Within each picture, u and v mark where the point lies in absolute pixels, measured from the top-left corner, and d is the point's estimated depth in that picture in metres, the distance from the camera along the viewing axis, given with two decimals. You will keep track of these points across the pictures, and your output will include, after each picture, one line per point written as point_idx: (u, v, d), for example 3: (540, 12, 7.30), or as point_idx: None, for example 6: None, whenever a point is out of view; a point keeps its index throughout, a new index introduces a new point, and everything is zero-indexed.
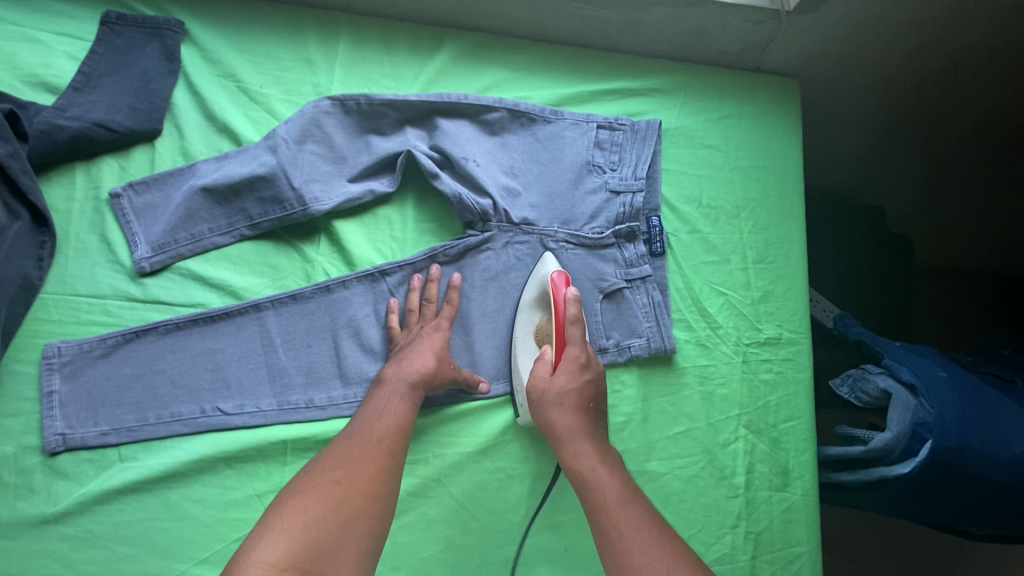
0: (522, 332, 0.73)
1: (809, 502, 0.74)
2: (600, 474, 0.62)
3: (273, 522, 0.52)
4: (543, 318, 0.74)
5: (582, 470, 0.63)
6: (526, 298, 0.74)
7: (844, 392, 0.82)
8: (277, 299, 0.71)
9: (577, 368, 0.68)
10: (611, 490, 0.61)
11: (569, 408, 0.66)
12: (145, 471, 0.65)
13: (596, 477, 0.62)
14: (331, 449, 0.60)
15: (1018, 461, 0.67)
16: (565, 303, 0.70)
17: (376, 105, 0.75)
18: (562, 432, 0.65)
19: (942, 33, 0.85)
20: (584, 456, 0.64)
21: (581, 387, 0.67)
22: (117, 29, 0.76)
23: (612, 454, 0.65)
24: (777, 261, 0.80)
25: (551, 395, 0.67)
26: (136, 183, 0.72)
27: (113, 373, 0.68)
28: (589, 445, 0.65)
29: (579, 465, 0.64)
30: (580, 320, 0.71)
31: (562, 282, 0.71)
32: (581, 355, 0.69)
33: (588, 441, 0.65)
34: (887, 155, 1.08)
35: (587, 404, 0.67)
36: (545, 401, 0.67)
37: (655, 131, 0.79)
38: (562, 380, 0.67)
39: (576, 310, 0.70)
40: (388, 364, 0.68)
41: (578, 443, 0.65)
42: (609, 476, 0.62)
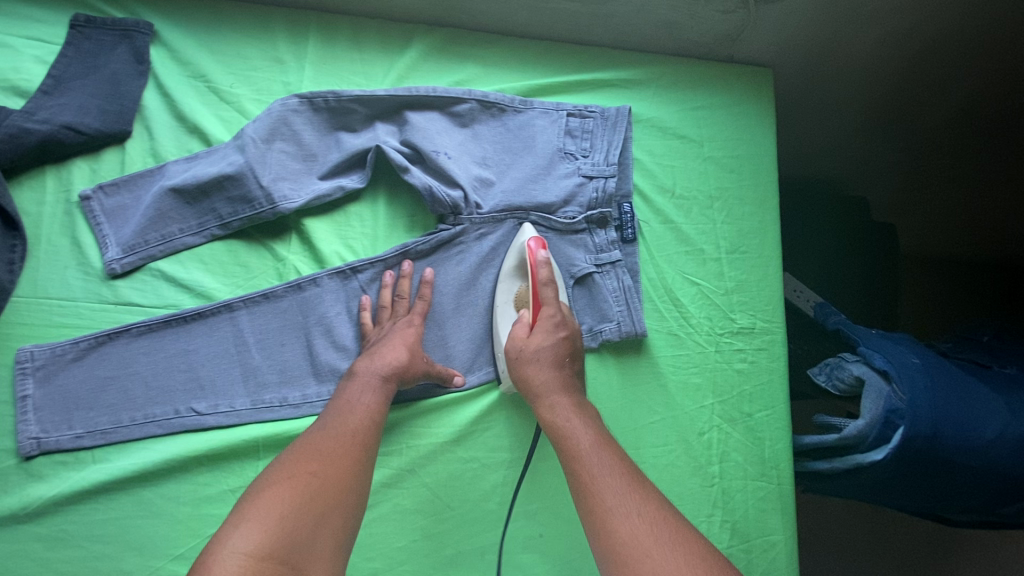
0: (503, 299, 0.74)
1: (784, 489, 0.74)
2: (574, 423, 0.63)
3: (246, 514, 0.51)
4: (522, 285, 0.74)
5: (557, 419, 0.63)
6: (505, 268, 0.74)
7: (820, 380, 0.82)
8: (249, 298, 0.71)
9: (553, 326, 0.68)
10: (585, 437, 0.61)
11: (546, 363, 0.66)
12: (118, 472, 0.66)
13: (571, 427, 0.62)
14: (304, 439, 0.59)
15: (989, 445, 0.67)
16: (536, 265, 0.69)
17: (345, 101, 0.75)
18: (538, 385, 0.65)
19: (915, 19, 0.85)
20: (559, 407, 0.64)
21: (557, 344, 0.68)
22: (86, 32, 0.76)
23: (587, 405, 0.65)
24: (751, 250, 0.80)
25: (528, 351, 0.67)
26: (105, 185, 0.72)
27: (86, 376, 0.68)
28: (564, 397, 0.65)
29: (554, 417, 0.64)
30: (553, 281, 0.70)
31: (535, 244, 0.71)
32: (557, 315, 0.69)
33: (564, 393, 0.65)
34: (867, 144, 1.08)
35: (563, 360, 0.67)
36: (521, 358, 0.67)
37: (625, 118, 0.79)
38: (539, 338, 0.67)
39: (548, 273, 0.70)
40: (359, 357, 0.68)
41: (554, 395, 0.65)
42: (584, 424, 0.63)
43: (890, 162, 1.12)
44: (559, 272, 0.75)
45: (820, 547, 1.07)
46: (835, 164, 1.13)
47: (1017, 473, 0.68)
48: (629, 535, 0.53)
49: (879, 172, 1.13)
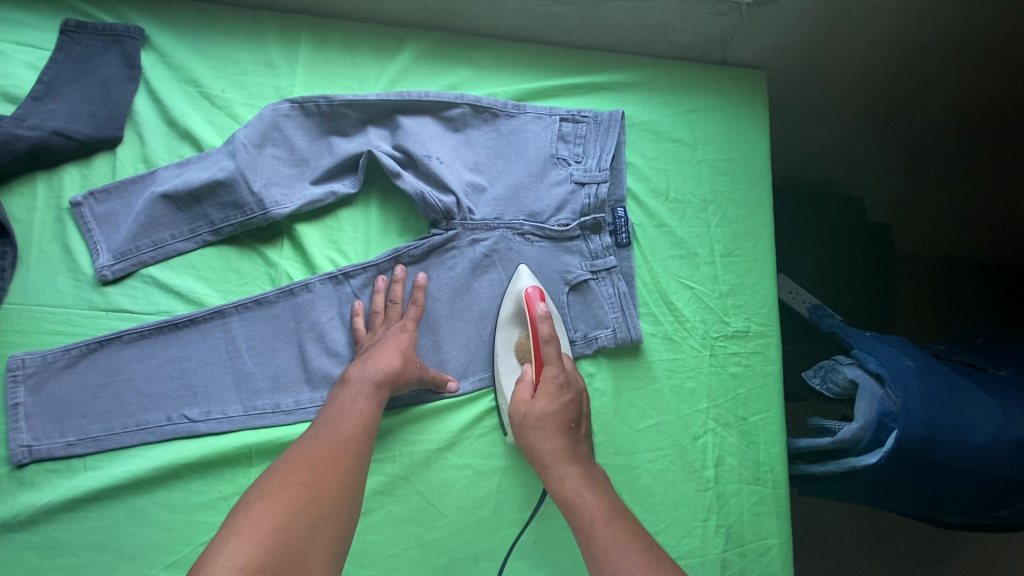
0: (503, 349, 0.73)
1: (778, 493, 0.74)
2: (586, 497, 0.63)
3: (239, 524, 0.51)
4: (522, 335, 0.74)
5: (568, 491, 0.64)
6: (505, 315, 0.74)
7: (815, 384, 0.83)
8: (241, 304, 0.71)
9: (557, 386, 0.69)
10: (597, 512, 0.61)
11: (552, 429, 0.66)
12: (109, 480, 0.65)
13: (583, 500, 0.63)
14: (297, 449, 0.59)
15: (984, 449, 0.67)
16: (536, 321, 0.70)
17: (336, 106, 0.74)
18: (547, 455, 0.66)
19: (909, 21, 0.85)
20: (569, 479, 0.64)
21: (562, 407, 0.68)
22: (76, 37, 0.75)
23: (596, 472, 0.66)
24: (745, 253, 0.80)
25: (533, 417, 0.67)
26: (96, 192, 0.72)
27: (77, 384, 0.67)
28: (573, 466, 0.65)
29: (564, 489, 0.64)
30: (555, 338, 0.71)
31: (534, 296, 0.72)
32: (560, 374, 0.69)
33: (573, 463, 0.65)
34: (861, 146, 1.08)
35: (568, 424, 0.67)
36: (526, 426, 0.67)
37: (618, 122, 0.79)
38: (542, 401, 0.68)
39: (549, 329, 0.70)
40: (353, 363, 0.68)
41: (564, 467, 0.65)
42: (595, 496, 0.63)
43: (885, 163, 1.11)
44: (553, 304, 0.75)
45: (814, 544, 1.08)
46: (829, 166, 1.13)
47: (1011, 475, 0.68)
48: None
49: (874, 173, 1.13)
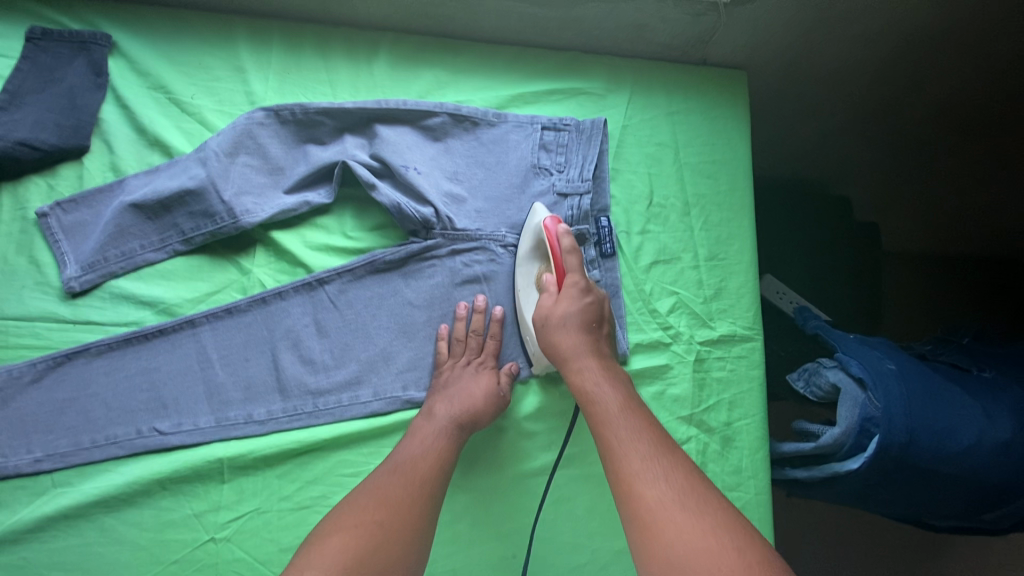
0: (524, 283, 0.72)
1: (762, 500, 0.73)
2: (603, 387, 0.62)
3: (311, 558, 0.51)
4: (542, 267, 0.72)
5: (586, 385, 0.63)
6: (523, 252, 0.72)
7: (800, 387, 0.81)
8: (211, 313, 0.69)
9: (579, 292, 0.67)
10: (613, 402, 0.61)
11: (573, 326, 0.65)
12: (79, 497, 0.64)
13: (600, 391, 0.62)
14: (367, 483, 0.60)
15: (966, 453, 0.66)
16: (557, 237, 0.68)
17: (312, 113, 0.73)
18: (566, 349, 0.65)
19: (888, 19, 0.83)
20: (588, 371, 0.64)
21: (584, 308, 0.66)
22: (42, 44, 0.74)
23: (615, 369, 0.65)
24: (729, 257, 0.79)
25: (554, 318, 0.66)
26: (63, 202, 0.70)
27: (45, 399, 0.66)
28: (591, 360, 0.65)
29: (583, 380, 0.63)
30: (576, 250, 0.69)
31: (552, 220, 0.69)
32: (581, 281, 0.67)
33: (592, 356, 0.65)
34: (845, 144, 1.08)
35: (589, 323, 0.66)
36: (547, 324, 0.66)
37: (600, 130, 0.77)
38: (563, 305, 0.66)
39: (570, 241, 0.69)
40: (433, 398, 0.68)
41: (583, 359, 0.65)
42: (611, 388, 0.62)
43: (871, 161, 1.11)
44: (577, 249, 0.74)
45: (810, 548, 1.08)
46: (814, 165, 1.12)
47: (996, 480, 0.67)
48: (656, 501, 0.51)
49: (860, 171, 1.13)
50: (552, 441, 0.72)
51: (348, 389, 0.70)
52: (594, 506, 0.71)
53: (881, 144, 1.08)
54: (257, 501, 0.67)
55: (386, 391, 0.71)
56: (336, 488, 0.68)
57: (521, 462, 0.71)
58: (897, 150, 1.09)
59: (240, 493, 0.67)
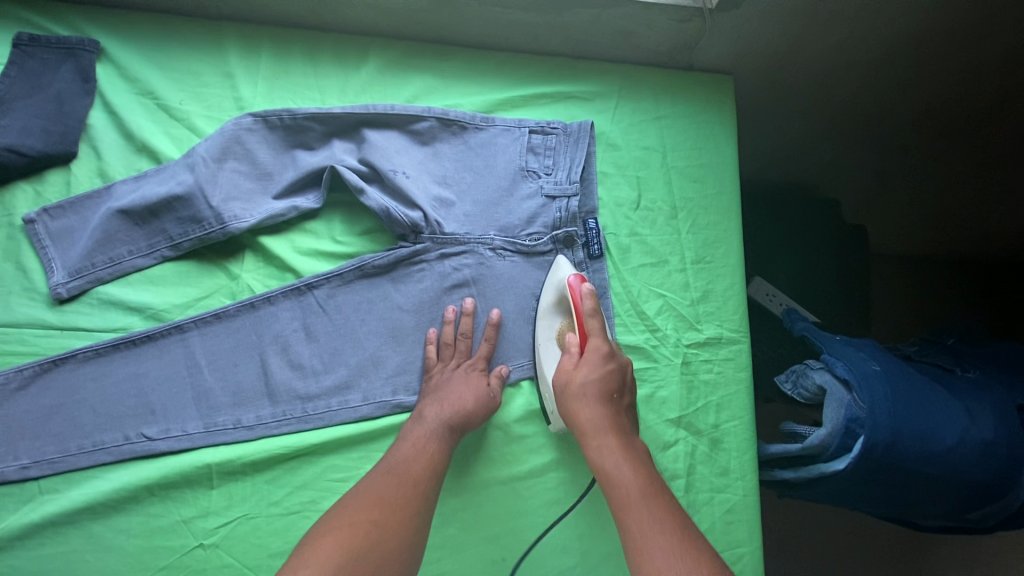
0: (545, 337, 0.72)
1: (750, 501, 0.74)
2: (622, 467, 0.62)
3: (306, 557, 0.51)
4: (563, 323, 0.73)
5: (606, 462, 0.63)
6: (545, 305, 0.73)
7: (787, 388, 0.82)
8: (200, 318, 0.69)
9: (600, 357, 0.67)
10: (633, 486, 0.60)
11: (592, 399, 0.65)
12: (66, 503, 0.64)
13: (619, 470, 0.62)
14: (364, 484, 0.60)
15: (950, 453, 0.67)
16: (581, 297, 0.69)
17: (300, 119, 0.73)
18: (585, 423, 0.65)
19: (869, 25, 0.83)
20: (607, 449, 0.63)
21: (604, 377, 0.66)
22: (29, 51, 0.74)
23: (636, 446, 0.65)
24: (716, 260, 0.79)
25: (573, 386, 0.66)
26: (49, 208, 0.70)
27: (31, 405, 0.65)
28: (611, 437, 0.64)
29: (602, 457, 0.63)
30: (599, 311, 0.70)
31: (577, 279, 0.70)
32: (604, 346, 0.68)
33: (612, 432, 0.64)
34: (831, 148, 1.09)
35: (609, 393, 0.66)
36: (567, 393, 0.66)
37: (587, 133, 0.78)
38: (584, 372, 0.66)
39: (593, 303, 0.69)
40: (424, 400, 0.68)
41: (601, 435, 0.64)
42: (631, 470, 0.61)
43: (858, 164, 1.12)
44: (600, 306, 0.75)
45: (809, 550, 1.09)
46: (802, 168, 1.14)
47: (979, 479, 0.68)
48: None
49: (847, 175, 1.15)
50: (541, 445, 0.72)
51: (338, 393, 0.70)
52: (583, 508, 0.71)
53: (868, 148, 1.09)
54: (246, 507, 0.67)
55: (376, 395, 0.71)
56: (325, 493, 0.68)
57: (511, 466, 0.71)
58: (882, 154, 1.10)
59: (228, 498, 0.67)
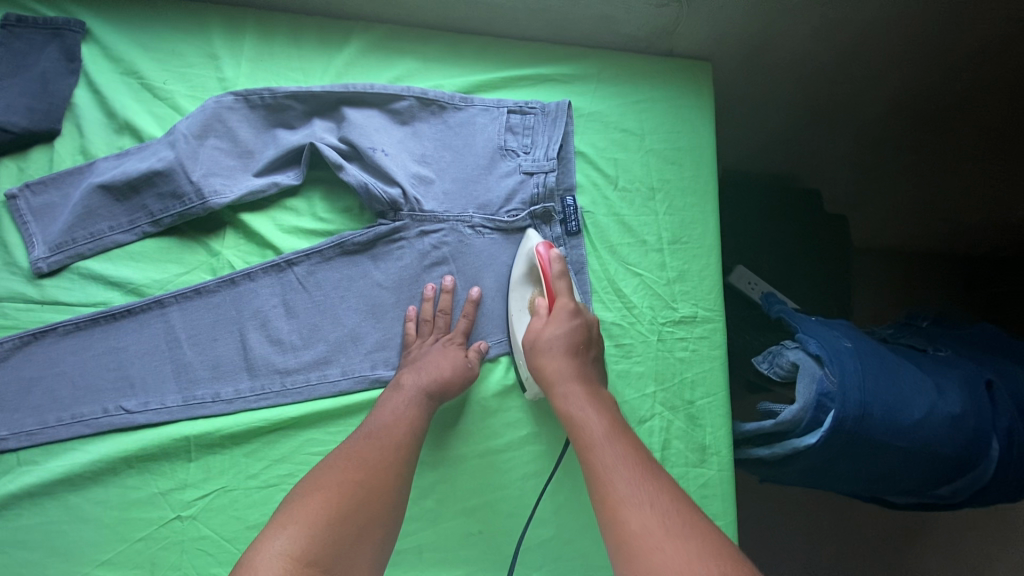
0: (517, 306, 0.73)
1: (725, 477, 0.75)
2: (587, 412, 0.62)
3: (293, 513, 0.52)
4: (535, 291, 0.74)
5: (571, 409, 0.63)
6: (517, 276, 0.74)
7: (763, 368, 0.83)
8: (180, 293, 0.70)
9: (567, 315, 0.68)
10: (599, 427, 0.60)
11: (559, 351, 0.66)
12: (44, 475, 0.64)
13: (584, 414, 0.62)
14: (347, 447, 0.61)
15: (918, 426, 0.68)
16: (549, 261, 0.70)
17: (281, 98, 0.75)
18: (552, 373, 0.65)
19: (845, 11, 0.84)
20: (572, 396, 0.64)
21: (570, 331, 0.67)
22: (16, 31, 0.74)
23: (602, 395, 0.65)
24: (692, 240, 0.80)
25: (541, 340, 0.67)
26: (31, 184, 0.71)
27: (10, 377, 0.66)
28: (577, 386, 0.64)
29: (567, 405, 0.63)
30: (567, 274, 0.71)
31: (545, 246, 0.71)
32: (570, 304, 0.69)
33: (578, 380, 0.65)
34: (811, 136, 1.11)
35: (576, 346, 0.67)
36: (535, 347, 0.68)
37: (564, 112, 0.79)
38: (551, 328, 0.67)
39: (562, 266, 0.70)
40: (401, 371, 0.69)
41: (568, 384, 0.64)
42: (597, 413, 0.62)
43: (837, 154, 1.14)
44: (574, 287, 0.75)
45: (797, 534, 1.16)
46: (782, 156, 1.16)
47: (947, 453, 0.69)
48: (640, 526, 0.49)
49: (827, 165, 1.17)
50: (517, 421, 0.73)
51: (316, 367, 0.71)
52: (558, 482, 0.72)
53: (847, 137, 1.11)
54: (224, 479, 0.67)
55: (354, 369, 0.72)
56: (303, 466, 0.69)
57: (487, 441, 0.72)
58: (862, 143, 1.12)
59: (206, 471, 0.67)
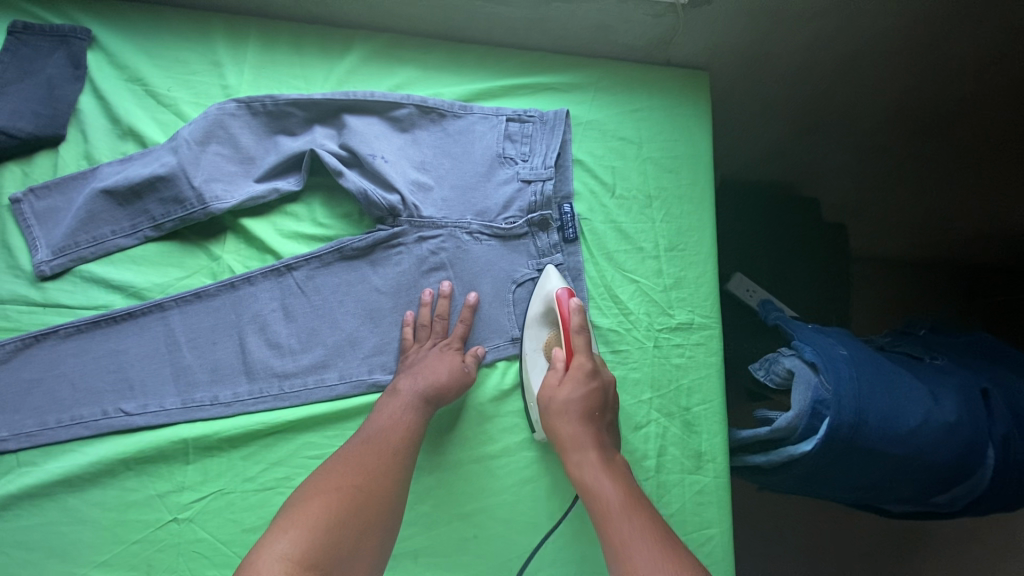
0: (531, 347, 0.74)
1: (721, 484, 0.75)
2: (603, 483, 0.62)
3: (294, 517, 0.53)
4: (551, 334, 0.74)
5: (586, 478, 0.63)
6: (533, 316, 0.75)
7: (760, 375, 0.84)
8: (180, 297, 0.71)
9: (584, 375, 0.68)
10: (615, 500, 0.60)
11: (574, 416, 0.66)
12: (43, 476, 0.65)
13: (600, 485, 0.62)
14: (344, 451, 0.61)
15: (914, 434, 0.68)
16: (569, 312, 0.70)
17: (283, 105, 0.76)
18: (567, 440, 0.66)
19: (842, 21, 0.85)
20: (588, 466, 0.64)
21: (586, 395, 0.67)
22: (24, 38, 0.76)
23: (617, 464, 0.65)
24: (689, 247, 0.81)
25: (557, 402, 0.67)
26: (36, 188, 0.72)
27: (12, 379, 0.67)
28: (592, 454, 0.65)
29: (583, 476, 0.64)
30: (585, 328, 0.71)
31: (565, 292, 0.72)
32: (587, 363, 0.69)
33: (593, 448, 0.65)
34: (809, 145, 1.12)
35: (592, 411, 0.67)
36: (550, 409, 0.68)
37: (562, 120, 0.80)
38: (568, 389, 0.67)
39: (581, 319, 0.70)
40: (399, 376, 0.70)
41: (583, 452, 0.65)
42: (613, 485, 0.62)
43: (835, 162, 1.15)
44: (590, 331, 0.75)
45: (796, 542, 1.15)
46: (781, 165, 1.16)
47: (943, 461, 0.69)
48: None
49: (824, 173, 1.18)
50: (514, 426, 0.73)
51: (314, 371, 0.72)
52: (554, 487, 0.72)
53: (845, 146, 1.12)
54: (221, 482, 0.68)
55: (352, 373, 0.72)
56: (300, 469, 0.69)
57: (484, 446, 0.72)
58: (860, 152, 1.12)
59: (204, 473, 0.67)
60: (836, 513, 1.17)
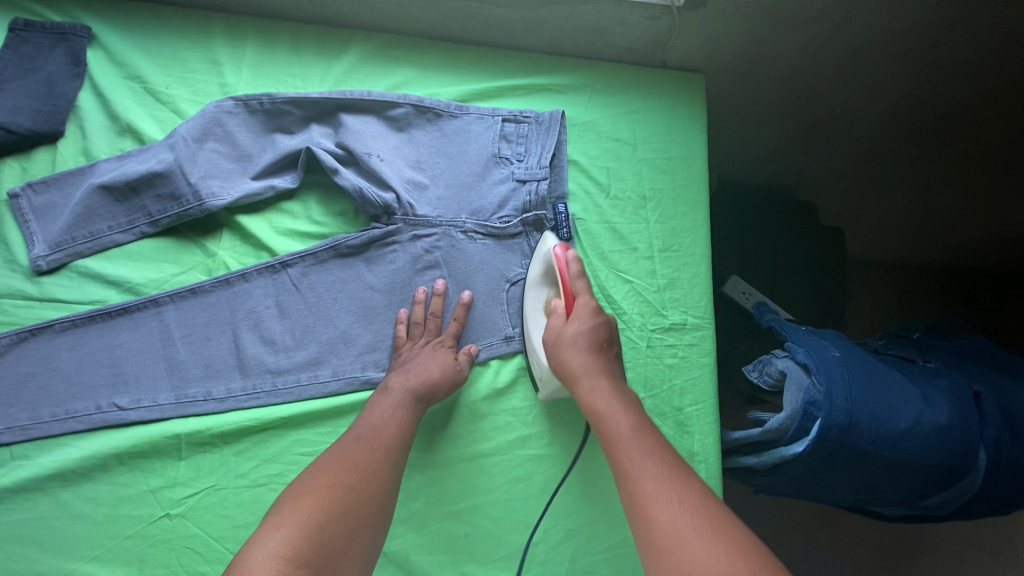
0: (533, 307, 0.74)
1: (713, 485, 0.75)
2: (614, 406, 0.61)
3: (285, 516, 0.52)
4: (551, 292, 0.74)
5: (596, 401, 0.62)
6: (533, 277, 0.75)
7: (753, 377, 0.83)
8: (176, 293, 0.71)
9: (589, 313, 0.67)
10: (625, 423, 0.59)
11: (582, 348, 0.65)
12: (36, 469, 0.65)
13: (610, 408, 0.61)
14: (334, 450, 0.61)
15: (904, 436, 0.68)
16: (566, 263, 0.70)
17: (279, 103, 0.76)
18: (576, 368, 0.64)
19: (838, 25, 0.86)
20: (598, 390, 0.62)
21: (593, 329, 0.66)
22: (24, 35, 0.76)
23: (626, 391, 0.64)
24: (683, 248, 0.81)
25: (564, 338, 0.66)
26: (34, 183, 0.72)
27: (7, 373, 0.67)
28: (602, 381, 0.63)
29: (593, 399, 0.62)
30: (584, 273, 0.70)
31: (562, 248, 0.71)
32: (591, 303, 0.68)
33: (603, 375, 0.64)
34: (805, 148, 1.12)
35: (599, 343, 0.66)
36: (558, 344, 0.67)
37: (558, 121, 0.81)
38: (574, 326, 0.67)
39: (579, 266, 0.70)
40: (391, 373, 0.70)
41: (593, 378, 0.63)
42: (623, 409, 0.60)
43: (832, 166, 1.15)
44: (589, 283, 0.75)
45: (790, 544, 1.16)
46: (778, 167, 1.17)
47: (934, 463, 0.69)
48: (670, 525, 0.49)
49: (821, 176, 1.18)
50: (506, 424, 0.73)
51: (307, 368, 0.72)
52: (546, 487, 0.72)
53: (841, 149, 1.12)
54: (214, 478, 0.68)
55: (345, 371, 0.72)
56: (293, 466, 0.69)
57: (476, 444, 0.72)
58: (856, 155, 1.13)
59: (196, 469, 0.68)
60: (831, 516, 1.18)
